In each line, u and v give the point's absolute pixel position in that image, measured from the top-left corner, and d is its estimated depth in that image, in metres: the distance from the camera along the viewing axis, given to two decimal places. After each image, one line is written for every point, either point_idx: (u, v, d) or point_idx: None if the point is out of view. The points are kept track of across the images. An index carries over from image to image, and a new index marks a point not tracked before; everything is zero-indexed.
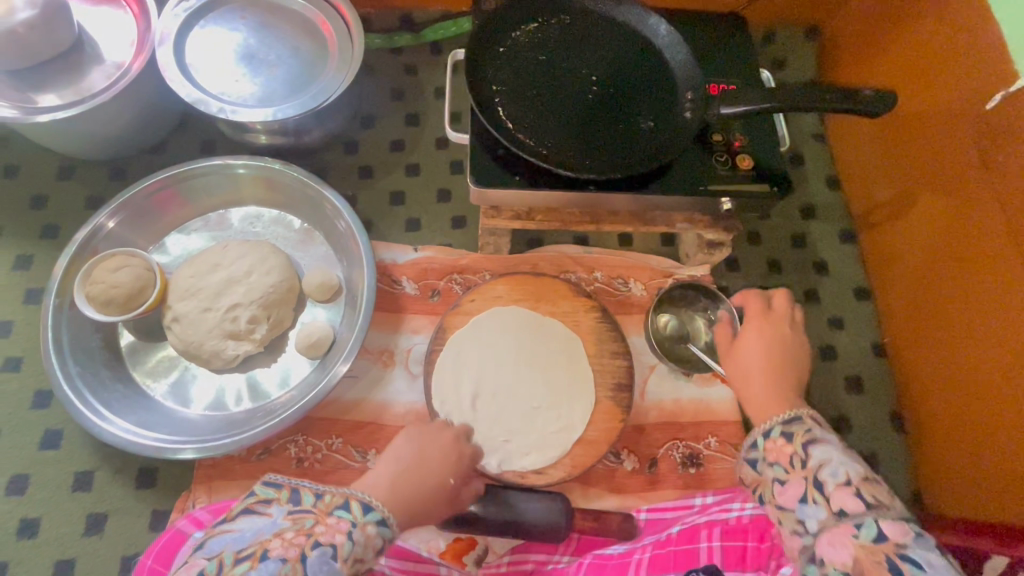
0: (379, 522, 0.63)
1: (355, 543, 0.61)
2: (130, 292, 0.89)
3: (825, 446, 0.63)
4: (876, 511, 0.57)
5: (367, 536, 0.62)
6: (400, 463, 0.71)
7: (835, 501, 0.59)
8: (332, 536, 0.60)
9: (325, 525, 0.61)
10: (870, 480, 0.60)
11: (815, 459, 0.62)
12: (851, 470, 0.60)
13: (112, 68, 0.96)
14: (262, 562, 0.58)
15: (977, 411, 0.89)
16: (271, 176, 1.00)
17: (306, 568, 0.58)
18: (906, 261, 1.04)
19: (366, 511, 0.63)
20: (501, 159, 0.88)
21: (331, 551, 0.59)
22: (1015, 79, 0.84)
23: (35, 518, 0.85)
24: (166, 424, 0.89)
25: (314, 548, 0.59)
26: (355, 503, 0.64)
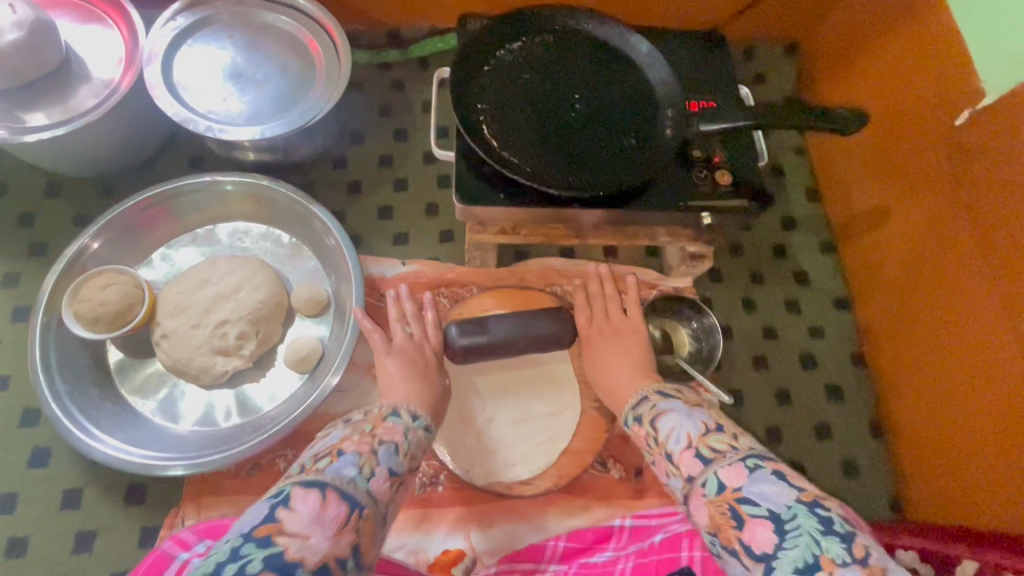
0: (424, 426, 0.75)
1: (410, 442, 0.70)
2: (118, 310, 0.90)
3: (669, 415, 0.70)
4: (714, 465, 0.62)
5: (417, 438, 0.72)
6: (400, 372, 0.84)
7: (683, 467, 0.64)
8: (392, 435, 0.69)
9: (385, 428, 0.69)
10: (707, 434, 0.66)
11: (663, 431, 0.69)
12: (691, 432, 0.67)
13: (100, 86, 0.97)
14: (341, 456, 0.63)
15: (952, 415, 0.92)
16: (260, 193, 1.01)
17: (380, 459, 0.64)
18: (883, 270, 1.07)
19: (414, 418, 0.74)
20: (486, 175, 0.89)
21: (394, 447, 0.67)
22: (983, 97, 0.87)
23: (23, 536, 0.85)
24: (155, 441, 0.90)
25: (381, 445, 0.66)
26: (404, 412, 0.74)
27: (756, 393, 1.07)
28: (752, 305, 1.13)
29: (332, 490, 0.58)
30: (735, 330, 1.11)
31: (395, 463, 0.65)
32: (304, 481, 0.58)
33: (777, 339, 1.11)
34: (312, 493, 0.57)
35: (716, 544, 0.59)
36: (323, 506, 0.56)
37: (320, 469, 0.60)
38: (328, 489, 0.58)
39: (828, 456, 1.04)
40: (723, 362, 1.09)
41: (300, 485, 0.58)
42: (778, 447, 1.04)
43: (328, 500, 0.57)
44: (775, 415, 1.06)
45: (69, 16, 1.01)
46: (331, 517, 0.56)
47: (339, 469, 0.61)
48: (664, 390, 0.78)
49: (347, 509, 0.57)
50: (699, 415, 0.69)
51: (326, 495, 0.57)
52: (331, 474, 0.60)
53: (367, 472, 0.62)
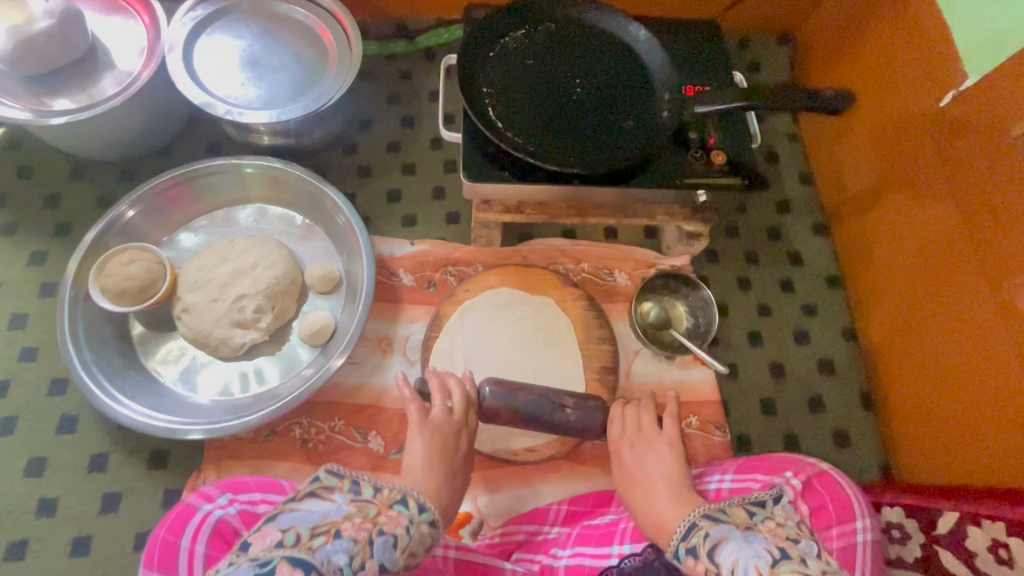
0: (431, 520, 0.63)
1: (412, 537, 0.60)
2: (142, 284, 0.94)
3: (729, 544, 0.63)
4: None
5: (421, 533, 0.61)
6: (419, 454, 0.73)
7: None
8: (394, 527, 0.59)
9: (388, 516, 0.60)
10: (777, 564, 0.58)
11: (725, 564, 0.61)
12: (759, 564, 0.59)
13: (123, 73, 1.02)
14: (335, 538, 0.55)
15: (940, 387, 0.95)
16: (276, 175, 1.06)
17: (375, 551, 0.56)
18: (874, 250, 1.11)
19: (421, 510, 0.63)
20: (491, 155, 0.94)
21: (392, 540, 0.58)
22: (965, 79, 0.92)
23: (53, 497, 0.90)
24: (177, 409, 0.94)
25: (380, 535, 0.58)
26: (412, 501, 0.63)
27: (752, 367, 1.11)
28: (748, 284, 1.17)
29: None
30: (731, 308, 1.15)
31: (392, 559, 0.57)
32: (291, 557, 0.52)
33: (772, 316, 1.15)
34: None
35: None
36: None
37: (312, 548, 0.54)
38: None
39: (821, 427, 1.07)
40: (719, 339, 1.13)
41: (286, 561, 0.52)
42: (773, 418, 1.08)
43: None
44: (770, 389, 1.10)
45: (94, 7, 1.06)
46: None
47: (331, 554, 0.54)
48: (710, 515, 0.70)
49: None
50: (761, 543, 0.62)
51: None
52: (320, 558, 0.53)
53: (358, 564, 0.54)
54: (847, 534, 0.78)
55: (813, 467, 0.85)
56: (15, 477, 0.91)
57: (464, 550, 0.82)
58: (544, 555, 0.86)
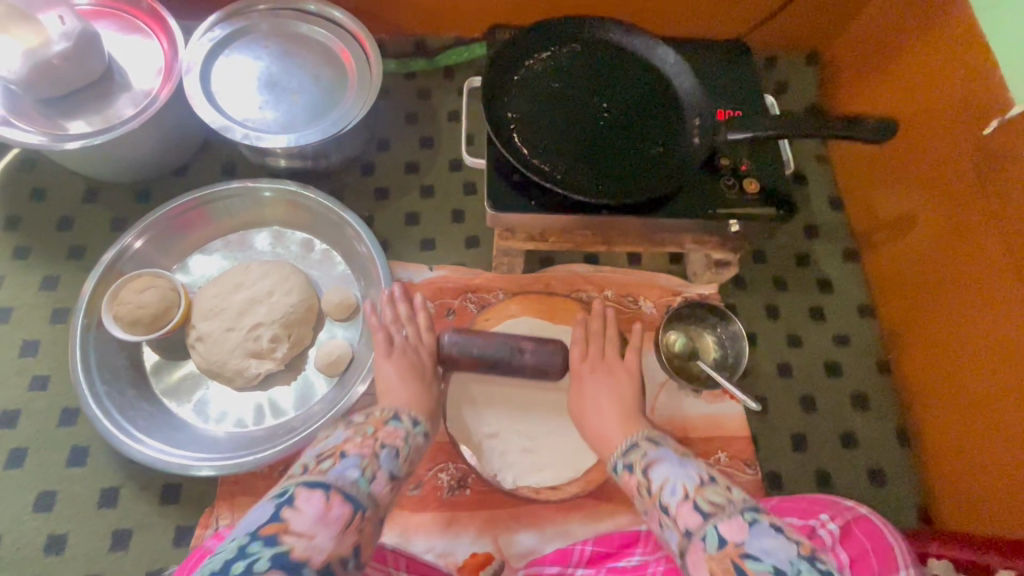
0: (424, 431, 0.72)
1: (409, 445, 0.68)
2: (156, 313, 0.92)
3: (661, 463, 0.67)
4: (713, 517, 0.59)
5: (417, 442, 0.70)
6: (397, 376, 0.80)
7: (679, 519, 0.61)
8: (394, 438, 0.67)
9: (386, 431, 0.67)
10: (702, 484, 0.63)
11: (655, 481, 0.65)
12: (685, 482, 0.64)
13: (140, 95, 1.00)
14: (343, 458, 0.61)
15: (982, 428, 0.91)
16: (294, 199, 1.04)
17: (383, 462, 0.63)
18: (909, 280, 1.07)
19: (415, 424, 0.71)
20: (516, 182, 0.91)
21: (394, 450, 0.65)
22: (1011, 106, 0.87)
23: (62, 534, 0.87)
24: (191, 442, 0.91)
25: (381, 447, 0.64)
26: (405, 416, 0.72)
27: (781, 400, 1.07)
28: (777, 312, 1.14)
29: (335, 492, 0.56)
30: (759, 337, 1.11)
31: (396, 466, 0.64)
32: (307, 482, 0.56)
33: (801, 346, 1.11)
34: (317, 493, 0.55)
35: None
36: (326, 506, 0.54)
37: (324, 470, 0.59)
38: (331, 490, 0.56)
39: (854, 464, 1.03)
40: (748, 369, 1.09)
41: (303, 485, 0.56)
42: (804, 454, 1.04)
43: (331, 501, 0.55)
44: (800, 423, 1.06)
45: (110, 27, 1.04)
46: (335, 517, 0.54)
47: (342, 471, 0.59)
48: (652, 435, 0.73)
49: (350, 511, 0.56)
50: (694, 465, 0.66)
51: (328, 496, 0.55)
52: (334, 475, 0.58)
53: (369, 475, 0.60)
54: None
55: (853, 510, 0.82)
56: (23, 513, 0.88)
57: None
58: None
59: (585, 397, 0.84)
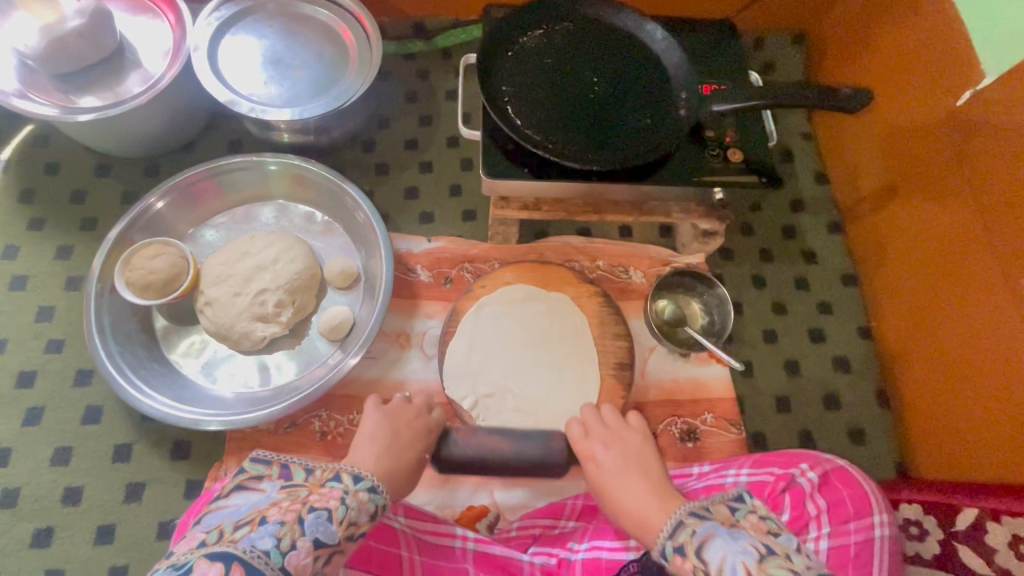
0: (373, 488, 0.67)
1: (348, 506, 0.63)
2: (166, 278, 0.96)
3: (718, 541, 0.59)
4: None
5: (359, 501, 0.65)
6: (373, 435, 0.77)
7: None
8: (326, 501, 0.62)
9: (319, 493, 0.63)
10: (764, 560, 0.57)
11: (713, 564, 0.57)
12: (746, 561, 0.57)
13: (150, 71, 1.04)
14: (260, 525, 0.58)
15: (957, 387, 0.95)
16: (296, 172, 1.08)
17: (304, 529, 0.59)
18: (889, 249, 1.11)
19: (357, 481, 0.66)
20: (510, 152, 0.95)
21: (327, 514, 0.61)
22: (983, 77, 0.92)
23: (79, 486, 0.92)
24: (200, 400, 0.96)
25: (310, 511, 0.61)
26: (346, 474, 0.67)
27: (766, 365, 1.11)
28: (763, 283, 1.18)
29: (237, 565, 0.54)
30: (745, 306, 1.16)
31: (325, 532, 0.60)
32: (212, 553, 0.55)
33: (786, 315, 1.15)
34: (215, 567, 0.54)
35: None
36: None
37: (235, 538, 0.57)
38: (234, 562, 0.55)
39: (837, 425, 1.07)
40: (735, 337, 1.13)
41: (206, 556, 0.55)
42: (788, 416, 1.08)
43: None
44: (785, 386, 1.10)
45: (121, 7, 1.08)
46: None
47: (256, 541, 0.57)
48: (696, 510, 0.65)
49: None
50: (746, 537, 0.60)
51: (227, 569, 0.54)
52: (244, 545, 0.56)
53: (286, 544, 0.58)
54: (866, 528, 0.78)
55: (831, 462, 0.85)
56: (41, 466, 0.92)
57: (482, 541, 0.85)
58: (562, 548, 0.86)
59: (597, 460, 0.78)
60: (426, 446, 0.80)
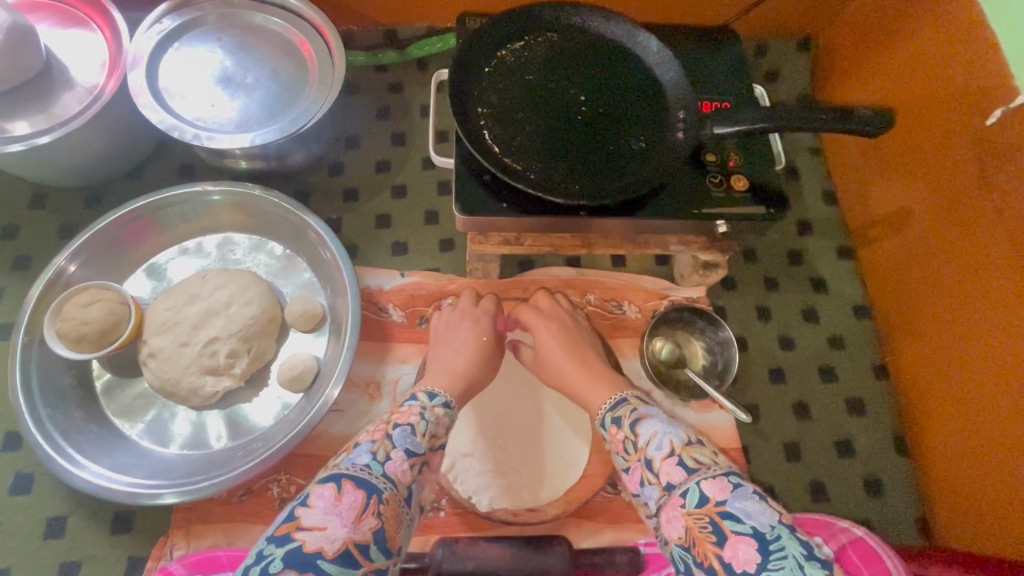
0: (444, 403, 0.78)
1: (428, 420, 0.74)
2: (102, 328, 0.85)
3: (651, 421, 0.70)
4: (698, 474, 0.62)
5: (436, 415, 0.76)
6: (454, 341, 0.90)
7: (664, 474, 0.64)
8: (408, 418, 0.73)
9: (400, 412, 0.74)
10: (690, 444, 0.66)
11: (642, 437, 0.69)
12: (673, 440, 0.67)
13: (83, 92, 0.93)
14: (356, 449, 0.68)
15: (985, 441, 0.85)
16: (250, 202, 0.97)
17: (395, 442, 0.69)
18: (907, 279, 1.01)
19: (431, 398, 0.78)
20: (487, 183, 0.85)
21: (410, 428, 0.71)
22: (1016, 92, 0.80)
23: (5, 568, 0.81)
24: (142, 467, 0.85)
25: (395, 427, 0.71)
26: (421, 394, 0.78)
27: (773, 408, 1.02)
28: (768, 314, 1.08)
29: (346, 481, 0.63)
30: (750, 341, 1.06)
31: (412, 443, 0.70)
32: (322, 480, 0.64)
33: (794, 350, 1.06)
34: (329, 488, 0.62)
35: (688, 560, 0.59)
36: (338, 498, 0.61)
37: (338, 463, 0.67)
38: (343, 480, 0.63)
39: (852, 475, 0.98)
40: (739, 376, 1.04)
41: (318, 483, 0.63)
42: (798, 465, 0.99)
43: (343, 491, 0.62)
44: (794, 431, 1.00)
45: (49, 20, 0.96)
46: (346, 506, 0.60)
47: (354, 460, 0.66)
48: (641, 396, 0.77)
49: (364, 496, 0.62)
50: (681, 427, 0.69)
51: (339, 486, 0.62)
52: (346, 465, 0.65)
53: (381, 457, 0.67)
54: None
55: (848, 533, 0.79)
56: None
57: None
58: None
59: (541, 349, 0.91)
60: (482, 333, 0.91)
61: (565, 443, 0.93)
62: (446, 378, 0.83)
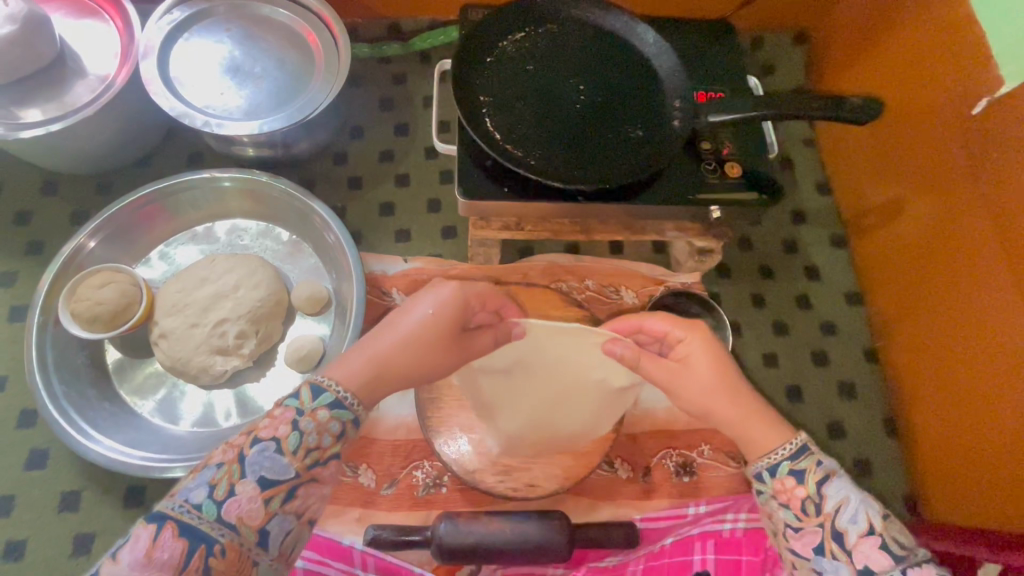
0: (330, 402, 0.63)
1: (300, 431, 0.61)
2: (116, 309, 0.88)
3: (840, 483, 0.65)
4: (902, 562, 0.59)
5: (315, 421, 0.62)
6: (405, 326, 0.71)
7: (859, 555, 0.61)
8: (274, 430, 0.61)
9: (269, 420, 0.61)
10: (888, 521, 0.62)
11: (831, 501, 0.64)
12: (870, 514, 0.63)
13: (96, 81, 0.95)
14: (201, 473, 0.59)
15: (974, 421, 0.88)
16: (258, 189, 1.00)
17: (243, 470, 0.59)
18: (897, 266, 1.04)
19: (316, 396, 0.63)
20: (488, 168, 0.87)
21: (275, 445, 0.60)
22: (1001, 84, 0.84)
23: (21, 539, 0.84)
24: (153, 443, 0.88)
25: (255, 445, 0.60)
26: (305, 389, 0.64)
27: (767, 391, 1.04)
28: (762, 300, 1.11)
29: (168, 524, 0.55)
30: (744, 326, 1.09)
31: (268, 469, 0.59)
32: (149, 516, 0.57)
33: (787, 335, 1.08)
34: (147, 532, 0.55)
35: None
36: (152, 549, 0.54)
37: (174, 493, 0.58)
38: (166, 522, 0.56)
39: (842, 456, 1.01)
40: (733, 360, 1.06)
41: (143, 521, 0.56)
42: None
43: (159, 539, 0.55)
44: (786, 414, 1.03)
45: (63, 11, 0.99)
46: (158, 562, 0.54)
47: (188, 494, 0.57)
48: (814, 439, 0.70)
49: (185, 548, 0.55)
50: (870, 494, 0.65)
51: (157, 533, 0.55)
52: (178, 501, 0.57)
53: (221, 493, 0.57)
54: None
55: None
56: None
57: None
58: None
59: (685, 359, 0.75)
60: (431, 316, 0.71)
61: (605, 395, 0.89)
62: (356, 363, 0.68)
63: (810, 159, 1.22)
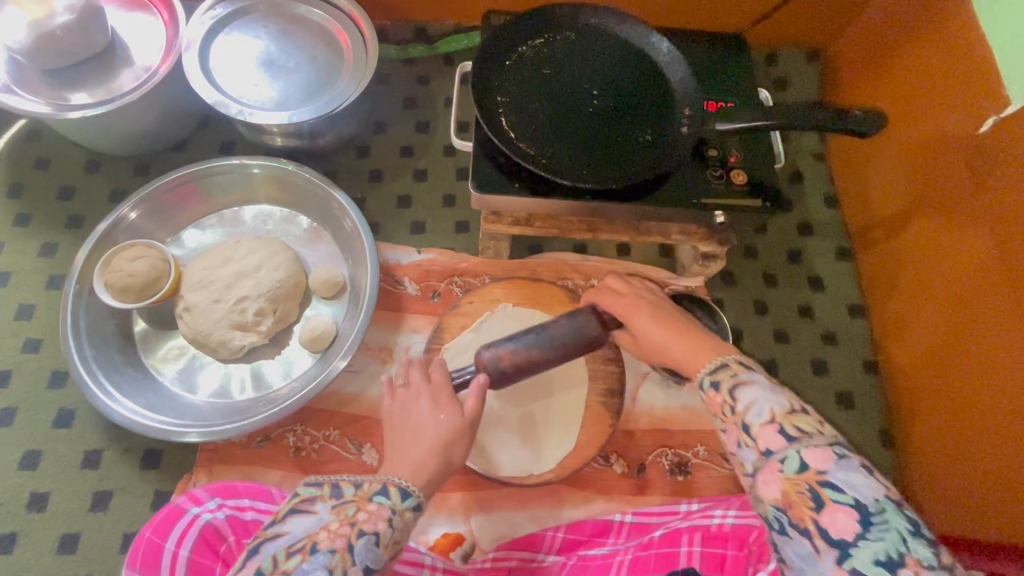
0: (416, 505, 0.62)
1: (395, 529, 0.60)
2: (145, 282, 0.93)
3: (753, 387, 0.57)
4: (800, 442, 0.53)
5: (406, 521, 0.61)
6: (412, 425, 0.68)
7: (761, 441, 0.54)
8: (375, 523, 0.59)
9: (367, 513, 0.60)
10: (795, 412, 0.55)
11: (741, 401, 0.57)
12: (776, 407, 0.55)
13: (141, 70, 1.01)
14: (312, 555, 0.57)
15: (971, 436, 0.88)
16: (284, 177, 1.05)
17: (355, 558, 0.58)
18: (900, 281, 1.05)
19: (404, 498, 0.62)
20: (502, 166, 0.92)
21: (374, 538, 0.59)
22: (1006, 105, 0.85)
23: (45, 492, 0.90)
24: (171, 409, 0.93)
25: (359, 538, 0.58)
26: (393, 489, 0.62)
27: None
28: (765, 309, 1.12)
29: None
30: (746, 333, 1.10)
31: (374, 558, 0.58)
32: None
33: (788, 344, 1.10)
34: None
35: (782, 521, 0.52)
36: None
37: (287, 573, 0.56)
38: None
39: None
40: None
41: None
42: None
43: None
44: None
45: (116, 3, 1.06)
46: None
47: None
48: (744, 359, 0.62)
49: None
50: (784, 391, 0.58)
51: None
52: None
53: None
54: None
55: None
56: (11, 469, 0.91)
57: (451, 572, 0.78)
58: None
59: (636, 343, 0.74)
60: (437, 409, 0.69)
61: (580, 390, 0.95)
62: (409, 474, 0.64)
63: (820, 173, 1.23)
